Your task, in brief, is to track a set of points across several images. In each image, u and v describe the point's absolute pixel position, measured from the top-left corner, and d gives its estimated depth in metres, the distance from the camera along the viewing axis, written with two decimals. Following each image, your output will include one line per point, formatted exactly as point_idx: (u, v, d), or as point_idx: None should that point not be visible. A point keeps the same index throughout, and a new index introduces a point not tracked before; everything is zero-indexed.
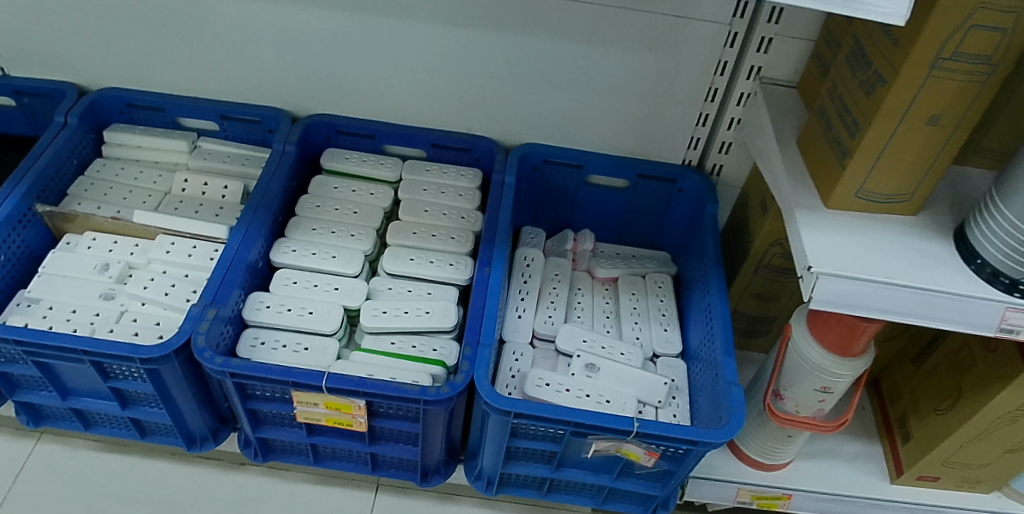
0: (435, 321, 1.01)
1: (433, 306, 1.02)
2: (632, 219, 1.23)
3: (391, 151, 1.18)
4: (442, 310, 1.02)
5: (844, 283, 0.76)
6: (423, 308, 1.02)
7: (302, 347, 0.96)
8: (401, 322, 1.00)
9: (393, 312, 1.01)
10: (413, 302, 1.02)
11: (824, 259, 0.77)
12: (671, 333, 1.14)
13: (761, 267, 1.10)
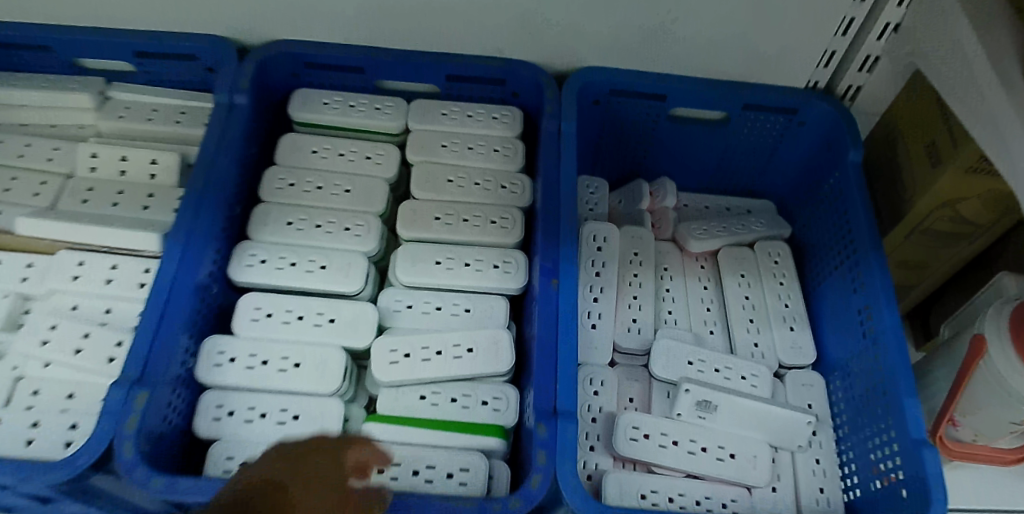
0: (484, 365, 0.67)
1: (477, 340, 0.67)
2: (733, 162, 0.89)
3: (389, 86, 0.82)
4: (491, 346, 0.67)
5: None
6: (462, 345, 0.67)
7: (289, 417, 0.64)
8: (432, 371, 0.66)
9: (421, 356, 0.67)
10: (447, 336, 0.67)
11: None
12: (801, 336, 0.80)
13: (919, 232, 0.84)
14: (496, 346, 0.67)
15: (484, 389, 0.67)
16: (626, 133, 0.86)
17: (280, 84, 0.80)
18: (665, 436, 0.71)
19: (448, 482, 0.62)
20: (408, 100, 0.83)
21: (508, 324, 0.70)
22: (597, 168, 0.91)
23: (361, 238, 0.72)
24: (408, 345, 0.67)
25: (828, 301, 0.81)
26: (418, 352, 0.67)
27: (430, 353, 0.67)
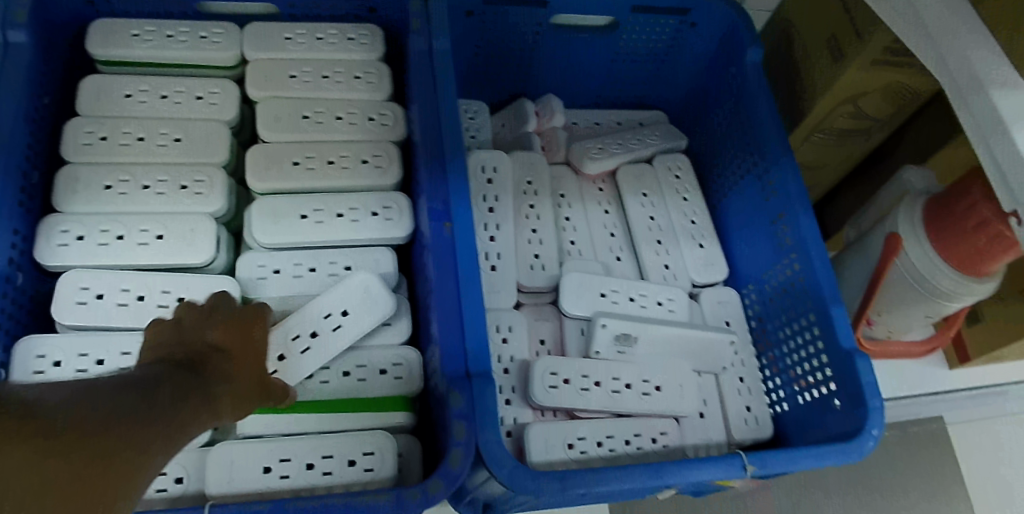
0: (365, 321, 0.56)
1: (350, 300, 0.56)
2: (622, 74, 0.82)
3: (213, 9, 0.67)
4: (367, 302, 0.57)
5: None
6: (332, 315, 0.56)
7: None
8: (312, 365, 0.55)
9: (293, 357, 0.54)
10: (313, 313, 0.55)
11: None
12: (713, 252, 0.75)
13: (818, 131, 0.80)
14: (371, 293, 0.57)
15: (379, 354, 0.58)
16: (506, 48, 0.76)
17: (69, 14, 0.63)
18: (587, 378, 0.64)
19: (357, 472, 0.52)
20: (240, 25, 0.68)
21: (397, 278, 0.60)
22: (475, 90, 0.81)
23: (205, 196, 0.58)
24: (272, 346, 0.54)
25: (737, 213, 0.77)
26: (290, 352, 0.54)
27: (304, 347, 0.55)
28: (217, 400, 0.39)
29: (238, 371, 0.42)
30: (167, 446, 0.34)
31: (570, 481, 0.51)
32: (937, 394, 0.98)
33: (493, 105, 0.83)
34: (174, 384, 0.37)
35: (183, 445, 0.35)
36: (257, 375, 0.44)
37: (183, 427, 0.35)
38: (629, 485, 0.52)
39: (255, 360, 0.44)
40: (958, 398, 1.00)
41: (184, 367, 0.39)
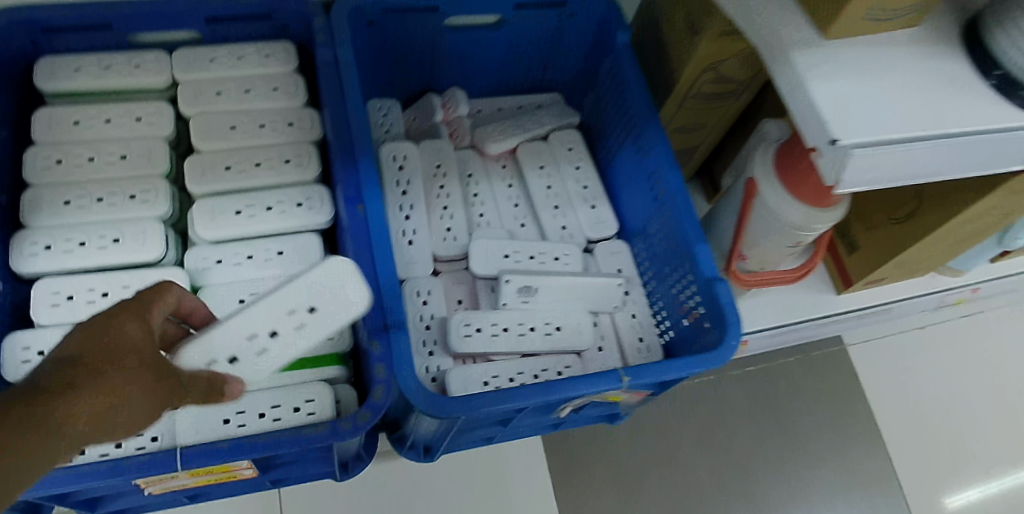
0: (335, 317, 0.51)
1: (316, 298, 0.51)
2: (515, 63, 0.93)
3: (143, 39, 0.75)
4: (329, 304, 0.51)
5: (873, 153, 0.61)
6: (294, 313, 0.51)
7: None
8: (275, 363, 0.52)
9: (260, 351, 0.51)
10: (269, 310, 0.51)
11: (846, 126, 0.60)
12: (604, 211, 0.87)
13: (690, 97, 0.92)
14: (346, 290, 0.51)
15: None
16: (407, 50, 0.87)
17: (15, 55, 0.71)
18: (496, 326, 0.76)
19: (300, 416, 0.64)
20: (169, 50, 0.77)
21: (324, 257, 0.71)
22: (386, 88, 0.91)
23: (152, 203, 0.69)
24: (224, 348, 0.51)
25: (622, 176, 0.89)
26: (254, 351, 0.51)
27: (269, 345, 0.51)
28: (95, 425, 0.43)
29: (133, 382, 0.44)
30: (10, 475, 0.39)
31: (472, 404, 0.62)
32: (827, 317, 1.11)
33: (404, 100, 0.94)
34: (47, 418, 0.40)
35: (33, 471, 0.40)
36: (161, 385, 0.46)
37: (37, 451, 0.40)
38: (525, 400, 0.64)
39: (159, 371, 0.46)
40: (846, 318, 1.14)
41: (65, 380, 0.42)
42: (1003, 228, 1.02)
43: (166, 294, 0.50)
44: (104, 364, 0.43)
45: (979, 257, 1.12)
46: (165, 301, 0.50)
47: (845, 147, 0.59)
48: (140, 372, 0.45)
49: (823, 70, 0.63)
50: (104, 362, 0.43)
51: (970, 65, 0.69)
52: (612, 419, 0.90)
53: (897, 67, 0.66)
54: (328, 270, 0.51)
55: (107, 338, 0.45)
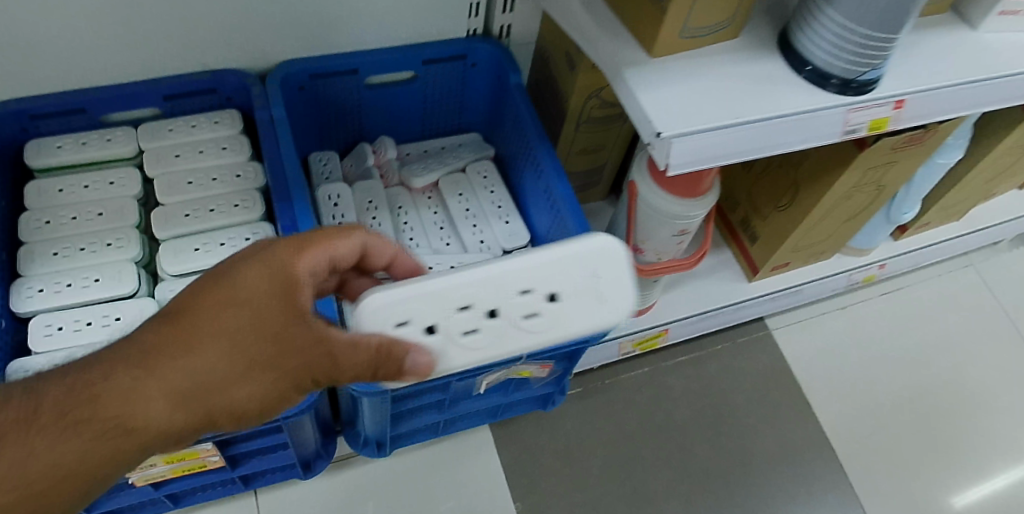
0: (582, 320, 0.59)
1: (588, 292, 0.59)
2: (432, 111, 1.09)
3: (113, 118, 0.91)
4: (618, 286, 0.59)
5: (694, 139, 0.78)
6: (586, 291, 0.59)
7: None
8: (479, 343, 0.58)
9: (445, 338, 0.57)
10: (559, 283, 0.58)
11: (669, 122, 0.78)
12: (515, 225, 1.02)
13: (583, 123, 1.08)
14: (620, 271, 0.59)
15: None
16: (336, 110, 1.04)
17: (9, 142, 0.87)
18: None
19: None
20: (135, 126, 0.93)
21: None
22: (324, 143, 1.07)
23: (124, 248, 0.84)
24: (434, 316, 0.56)
25: (527, 195, 1.04)
26: (446, 334, 0.57)
27: (462, 332, 0.57)
28: (228, 393, 0.51)
29: (249, 357, 0.51)
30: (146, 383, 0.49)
31: (393, 378, 0.77)
32: (742, 303, 1.24)
33: (341, 151, 1.10)
34: (172, 386, 0.49)
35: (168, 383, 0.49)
36: (287, 361, 0.52)
37: (167, 371, 0.49)
38: None
39: (286, 346, 0.51)
40: (762, 303, 1.27)
41: (211, 309, 0.51)
42: (881, 200, 1.16)
43: (322, 256, 0.55)
44: (228, 337, 0.50)
45: (874, 235, 1.25)
46: (340, 251, 0.57)
47: (668, 137, 0.77)
48: (259, 329, 0.51)
49: (655, 81, 0.81)
50: (224, 333, 0.50)
51: (784, 65, 0.87)
52: (543, 403, 1.04)
53: (722, 70, 0.83)
54: (598, 248, 0.59)
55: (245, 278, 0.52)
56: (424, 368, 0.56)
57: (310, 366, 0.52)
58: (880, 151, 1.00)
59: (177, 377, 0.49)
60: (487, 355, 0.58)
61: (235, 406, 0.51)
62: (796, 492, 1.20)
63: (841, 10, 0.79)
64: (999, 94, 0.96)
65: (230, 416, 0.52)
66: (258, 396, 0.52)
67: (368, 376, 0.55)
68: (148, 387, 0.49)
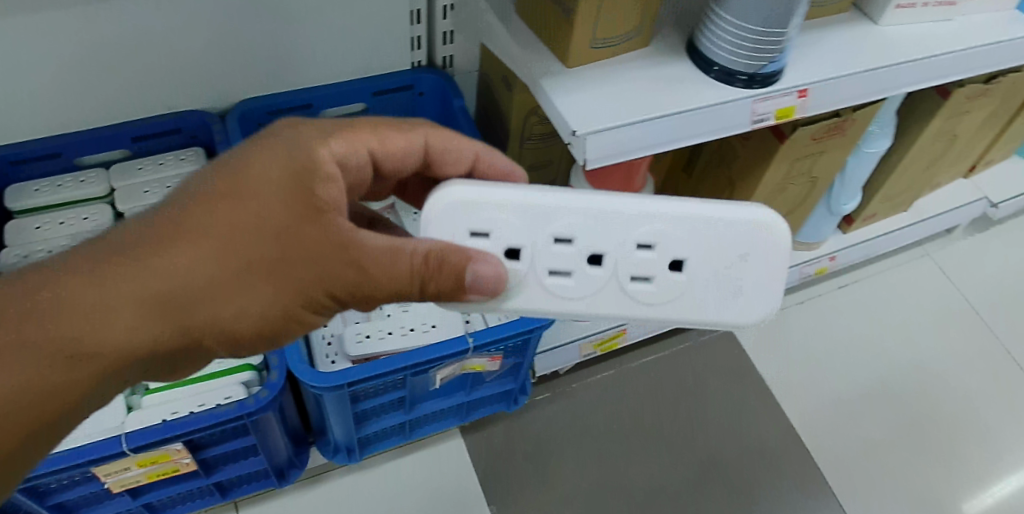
0: (690, 303, 0.63)
1: (722, 273, 0.62)
2: None
3: (88, 160, 1.03)
4: (758, 286, 0.63)
5: (607, 136, 0.86)
6: (713, 272, 0.62)
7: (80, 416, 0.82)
8: (570, 281, 0.62)
9: (528, 271, 0.61)
10: (684, 254, 0.62)
11: (582, 121, 0.86)
12: None
13: (527, 139, 1.14)
14: (771, 260, 0.63)
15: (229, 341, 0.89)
16: None
17: None
18: (384, 330, 0.96)
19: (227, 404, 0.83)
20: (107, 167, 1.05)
21: None
22: None
23: None
24: (540, 239, 0.61)
25: None
26: (526, 267, 0.61)
27: (553, 272, 0.62)
28: (249, 290, 0.51)
29: (266, 253, 0.51)
30: (157, 263, 0.49)
31: (349, 371, 0.84)
32: None
33: None
34: (185, 278, 0.50)
35: (177, 265, 0.49)
36: (306, 261, 0.51)
37: (176, 254, 0.50)
38: (393, 364, 0.86)
39: (304, 246, 0.51)
40: None
41: (222, 194, 0.51)
42: (818, 192, 1.23)
43: (354, 144, 0.56)
44: (241, 231, 0.50)
45: (817, 228, 1.33)
46: (387, 141, 0.59)
47: (582, 134, 0.85)
48: (270, 217, 0.50)
49: (574, 89, 0.88)
50: (238, 226, 0.50)
51: (694, 67, 0.94)
52: (505, 403, 1.12)
53: (634, 76, 0.92)
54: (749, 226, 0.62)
55: (259, 164, 0.51)
56: (486, 290, 0.57)
57: (336, 270, 0.52)
58: (802, 142, 1.06)
59: (190, 269, 0.50)
60: (559, 303, 0.63)
61: (258, 305, 0.52)
62: (747, 466, 1.32)
63: (730, 13, 0.86)
64: (907, 80, 1.02)
65: (251, 319, 0.52)
66: (277, 297, 0.52)
67: (405, 293, 0.54)
68: (158, 278, 0.49)
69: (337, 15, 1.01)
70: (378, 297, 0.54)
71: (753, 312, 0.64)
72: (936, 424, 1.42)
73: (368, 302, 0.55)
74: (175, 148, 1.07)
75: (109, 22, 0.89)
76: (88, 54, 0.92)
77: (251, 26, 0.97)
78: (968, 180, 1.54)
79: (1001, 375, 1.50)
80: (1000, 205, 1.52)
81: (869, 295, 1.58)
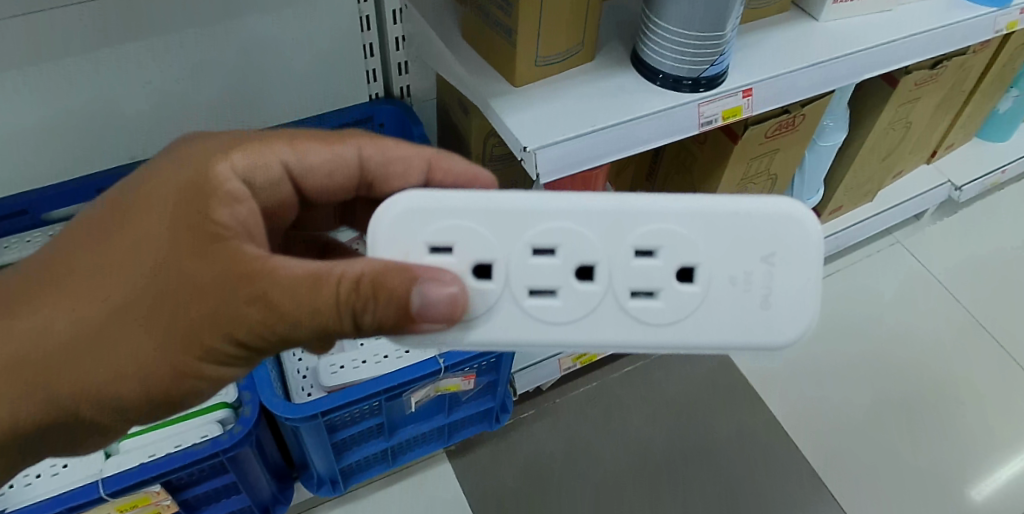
0: (707, 320, 0.52)
1: (749, 278, 0.51)
2: None
3: (56, 216, 1.06)
4: (795, 294, 0.51)
5: (557, 149, 0.88)
6: (734, 278, 0.51)
7: (59, 467, 0.82)
8: (555, 303, 0.51)
9: (499, 290, 0.51)
10: (694, 257, 0.51)
11: (532, 137, 0.88)
12: None
13: (489, 162, 1.15)
14: (805, 259, 0.51)
15: None
16: None
17: None
18: (355, 360, 0.97)
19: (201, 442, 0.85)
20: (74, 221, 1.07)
21: None
22: None
23: None
24: (508, 250, 0.51)
25: None
26: (495, 285, 0.51)
27: (529, 292, 0.51)
28: (143, 333, 0.50)
29: (152, 293, 0.49)
30: (53, 298, 0.50)
31: (321, 401, 0.84)
32: None
33: None
34: (74, 325, 0.50)
35: (71, 300, 0.50)
36: (193, 296, 0.49)
37: (70, 288, 0.50)
38: (365, 390, 0.87)
39: (191, 280, 0.49)
40: None
41: (113, 224, 0.51)
42: (780, 189, 1.24)
43: (263, 159, 0.56)
44: (124, 270, 0.50)
45: None
46: (307, 154, 0.58)
47: (532, 149, 0.87)
48: (157, 243, 0.50)
49: (522, 107, 0.91)
50: (120, 266, 0.50)
51: (640, 77, 0.96)
52: (486, 423, 1.13)
53: (580, 90, 0.94)
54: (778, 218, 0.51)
55: (148, 190, 0.51)
56: (431, 315, 0.48)
57: (231, 304, 0.48)
58: (755, 141, 1.08)
59: (77, 316, 0.50)
60: (539, 331, 0.51)
61: (157, 349, 0.50)
62: (738, 464, 1.33)
63: (666, 23, 0.88)
64: (855, 71, 1.04)
65: (154, 365, 0.51)
66: (175, 338, 0.50)
67: (324, 326, 0.49)
68: (47, 328, 0.50)
69: (291, 54, 1.04)
70: (292, 332, 0.49)
71: (788, 331, 0.52)
72: (924, 407, 1.43)
73: (286, 339, 0.50)
74: None
75: (68, 78, 0.92)
76: (51, 109, 0.95)
77: (208, 72, 1.00)
78: (930, 166, 1.59)
79: (982, 354, 1.52)
80: (962, 187, 1.56)
81: (846, 286, 1.60)
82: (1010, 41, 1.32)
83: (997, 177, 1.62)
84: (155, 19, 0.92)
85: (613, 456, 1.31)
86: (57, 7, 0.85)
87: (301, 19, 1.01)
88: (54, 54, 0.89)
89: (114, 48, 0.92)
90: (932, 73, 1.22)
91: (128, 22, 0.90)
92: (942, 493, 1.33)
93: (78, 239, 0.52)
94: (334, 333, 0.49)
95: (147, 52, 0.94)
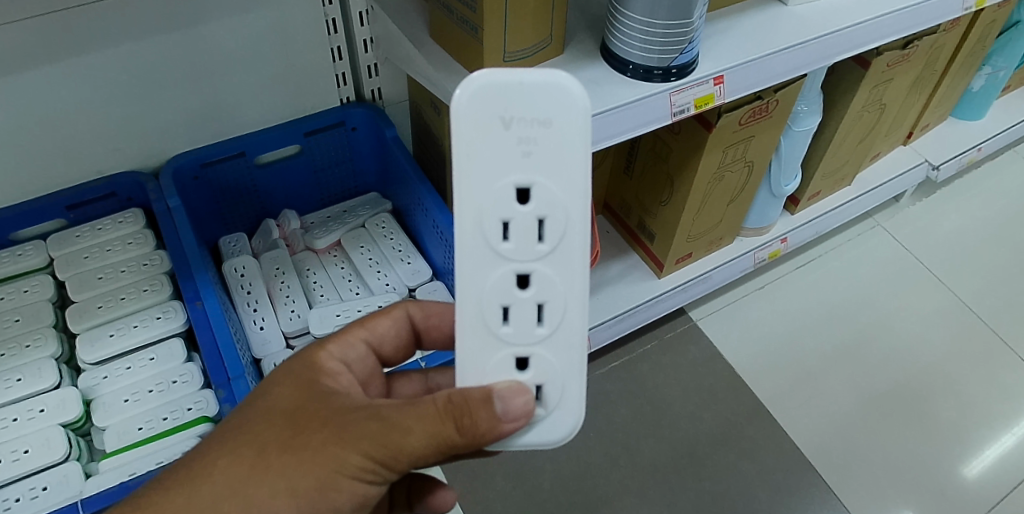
0: (555, 169, 0.54)
1: (527, 139, 0.53)
2: (324, 179, 1.23)
3: (24, 234, 1.05)
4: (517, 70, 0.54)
5: None
6: (512, 144, 0.54)
7: (22, 453, 0.87)
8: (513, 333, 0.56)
9: (516, 339, 0.56)
10: (497, 189, 0.54)
11: None
12: (415, 262, 1.15)
13: None
14: (556, 106, 0.54)
15: (184, 399, 0.93)
16: (232, 195, 1.17)
17: None
18: None
19: (148, 394, 0.94)
20: (42, 238, 1.07)
21: (187, 353, 0.98)
22: (231, 224, 1.20)
23: (43, 345, 0.96)
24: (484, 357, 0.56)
25: (423, 235, 1.17)
26: (535, 342, 0.56)
27: (533, 323, 0.56)
28: (272, 467, 0.54)
29: (283, 455, 0.54)
30: (202, 472, 0.54)
31: None
32: (657, 298, 1.32)
33: (247, 230, 1.23)
34: (217, 460, 0.55)
35: (225, 474, 0.54)
36: (319, 429, 0.54)
37: (224, 463, 0.54)
38: None
39: (316, 434, 0.54)
40: (675, 295, 1.35)
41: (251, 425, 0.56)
42: (757, 176, 1.24)
43: (348, 344, 0.66)
44: (265, 404, 0.57)
45: (765, 211, 1.37)
46: (376, 329, 0.69)
47: None
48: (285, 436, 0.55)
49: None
50: (262, 406, 0.57)
51: (611, 69, 0.95)
52: None
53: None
54: (469, 105, 0.53)
55: (278, 392, 0.58)
56: (528, 409, 0.55)
57: (355, 436, 0.53)
58: (729, 129, 1.08)
59: (219, 451, 0.55)
60: (576, 306, 0.57)
61: (285, 473, 0.53)
62: (729, 456, 1.32)
63: (635, 14, 0.87)
64: (826, 53, 1.04)
65: (283, 493, 0.53)
66: (301, 467, 0.53)
67: (436, 439, 0.52)
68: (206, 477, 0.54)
69: (257, 61, 1.03)
70: (399, 447, 0.52)
71: (548, 71, 0.54)
72: (911, 385, 1.43)
73: (400, 458, 0.53)
74: (112, 212, 1.09)
75: (30, 91, 0.91)
76: (13, 124, 0.93)
77: (174, 81, 0.99)
78: (908, 148, 1.60)
79: (966, 333, 1.52)
80: (940, 166, 1.57)
81: (827, 269, 1.60)
82: (980, 18, 1.32)
83: (973, 156, 1.63)
84: (115, 28, 0.90)
85: (603, 453, 1.30)
86: (13, 21, 0.84)
87: (266, 23, 1.00)
88: (11, 66, 0.88)
89: (74, 59, 0.91)
90: (903, 53, 1.22)
91: (87, 31, 0.89)
92: (935, 471, 1.33)
93: (216, 439, 0.56)
94: (449, 443, 0.53)
95: (107, 62, 0.93)
